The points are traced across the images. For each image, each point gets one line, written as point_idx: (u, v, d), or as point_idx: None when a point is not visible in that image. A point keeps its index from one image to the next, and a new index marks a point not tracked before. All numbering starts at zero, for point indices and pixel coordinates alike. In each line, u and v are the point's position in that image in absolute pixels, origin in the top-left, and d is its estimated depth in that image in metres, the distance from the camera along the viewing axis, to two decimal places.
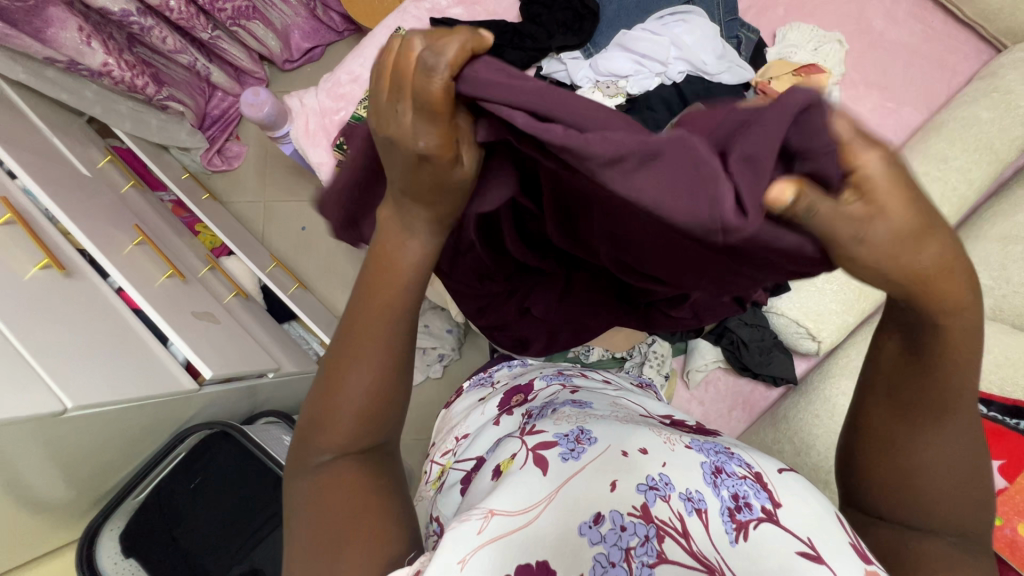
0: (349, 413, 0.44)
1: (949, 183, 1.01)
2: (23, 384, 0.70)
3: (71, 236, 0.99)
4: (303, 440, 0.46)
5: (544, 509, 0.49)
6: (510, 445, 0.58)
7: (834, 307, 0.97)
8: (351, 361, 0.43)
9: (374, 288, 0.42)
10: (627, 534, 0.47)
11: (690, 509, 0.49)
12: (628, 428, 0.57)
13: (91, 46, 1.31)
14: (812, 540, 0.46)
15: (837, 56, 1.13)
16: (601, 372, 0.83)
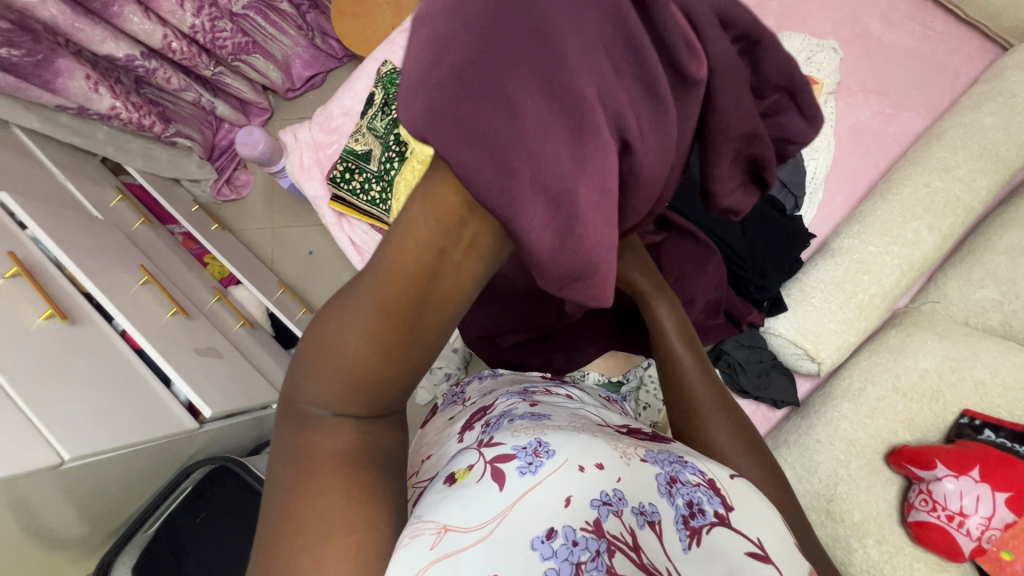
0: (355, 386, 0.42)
1: (953, 194, 0.97)
2: (25, 437, 0.73)
3: (77, 281, 1.03)
4: (305, 392, 0.44)
5: (496, 528, 0.45)
6: (467, 453, 0.54)
7: (833, 326, 0.95)
8: (358, 328, 0.39)
9: (395, 274, 0.36)
10: (578, 549, 0.44)
11: (642, 522, 0.47)
12: (586, 437, 0.53)
13: (99, 92, 1.37)
14: (761, 541, 0.48)
15: (832, 64, 1.10)
16: (568, 387, 0.87)
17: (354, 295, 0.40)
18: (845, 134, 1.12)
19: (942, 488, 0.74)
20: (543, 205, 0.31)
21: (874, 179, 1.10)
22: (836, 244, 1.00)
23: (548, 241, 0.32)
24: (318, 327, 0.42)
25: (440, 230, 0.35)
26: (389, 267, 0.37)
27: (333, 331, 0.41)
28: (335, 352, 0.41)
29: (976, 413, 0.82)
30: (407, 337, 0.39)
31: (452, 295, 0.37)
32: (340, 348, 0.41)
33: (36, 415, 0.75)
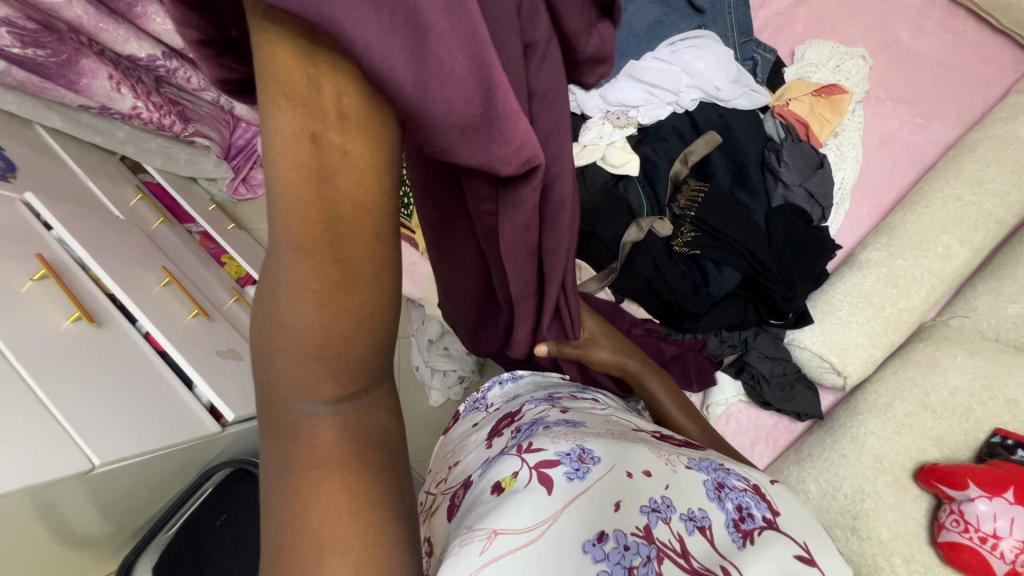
0: (306, 358, 0.34)
1: (985, 208, 0.95)
2: (56, 442, 0.73)
3: (101, 281, 1.03)
4: (271, 395, 0.37)
5: (547, 531, 0.45)
6: (509, 460, 0.53)
7: (861, 340, 0.94)
8: (281, 280, 0.32)
9: (296, 203, 0.30)
10: (631, 553, 0.45)
11: (691, 529, 0.48)
12: (629, 447, 0.55)
13: (121, 92, 1.37)
14: (807, 543, 0.50)
15: (861, 73, 1.09)
16: (593, 392, 0.88)
17: (269, 251, 0.33)
18: (873, 144, 1.10)
19: (974, 508, 0.73)
20: (373, 16, 0.25)
21: (901, 190, 1.08)
22: (864, 257, 0.99)
23: (404, 70, 0.26)
24: (261, 297, 0.34)
25: (308, 118, 0.28)
26: (282, 198, 0.30)
27: (266, 305, 0.34)
28: (267, 326, 0.34)
29: (1008, 433, 0.81)
30: (336, 270, 0.32)
31: (366, 203, 0.31)
32: (276, 317, 0.33)
33: (66, 418, 0.75)
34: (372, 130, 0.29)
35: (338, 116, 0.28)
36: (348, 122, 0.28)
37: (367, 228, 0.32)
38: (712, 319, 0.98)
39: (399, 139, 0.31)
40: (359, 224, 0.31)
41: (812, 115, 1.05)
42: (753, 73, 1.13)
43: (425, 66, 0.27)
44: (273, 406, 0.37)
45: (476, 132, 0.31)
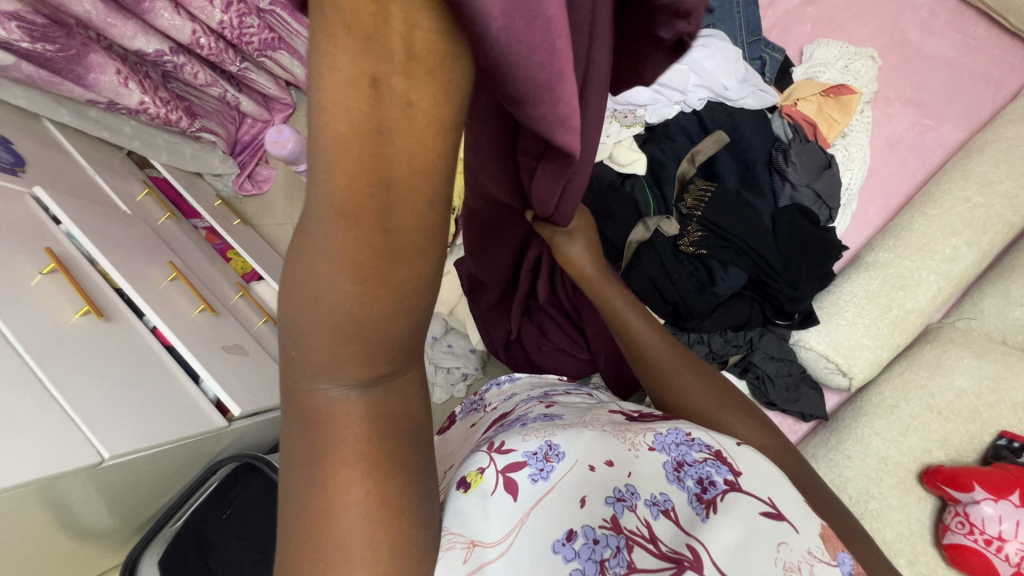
0: (343, 338, 0.32)
1: (993, 210, 0.95)
2: (67, 435, 0.73)
3: (109, 276, 1.03)
4: (301, 371, 0.35)
5: (516, 539, 0.47)
6: (478, 458, 0.55)
7: (867, 341, 0.94)
8: (323, 249, 0.29)
9: (347, 168, 0.26)
10: (600, 547, 0.46)
11: (656, 513, 0.49)
12: (593, 437, 0.55)
13: (129, 87, 1.38)
14: (772, 499, 0.50)
15: (869, 73, 1.08)
16: (582, 387, 0.88)
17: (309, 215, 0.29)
18: (881, 144, 1.10)
19: (979, 511, 0.73)
20: None
21: (909, 191, 1.08)
22: (871, 258, 0.99)
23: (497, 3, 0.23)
24: (296, 266, 0.31)
25: (373, 56, 0.24)
26: (333, 155, 0.26)
27: (303, 274, 0.31)
28: (303, 294, 0.32)
29: (1015, 435, 0.80)
30: (385, 246, 0.29)
31: (428, 168, 0.27)
32: (317, 292, 0.31)
33: (76, 411, 0.75)
34: (438, 80, 0.25)
35: (413, 59, 0.24)
36: (420, 68, 0.24)
37: (421, 197, 0.28)
38: (717, 319, 0.98)
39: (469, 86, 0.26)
40: (415, 192, 0.28)
41: (819, 115, 1.05)
42: (761, 72, 1.12)
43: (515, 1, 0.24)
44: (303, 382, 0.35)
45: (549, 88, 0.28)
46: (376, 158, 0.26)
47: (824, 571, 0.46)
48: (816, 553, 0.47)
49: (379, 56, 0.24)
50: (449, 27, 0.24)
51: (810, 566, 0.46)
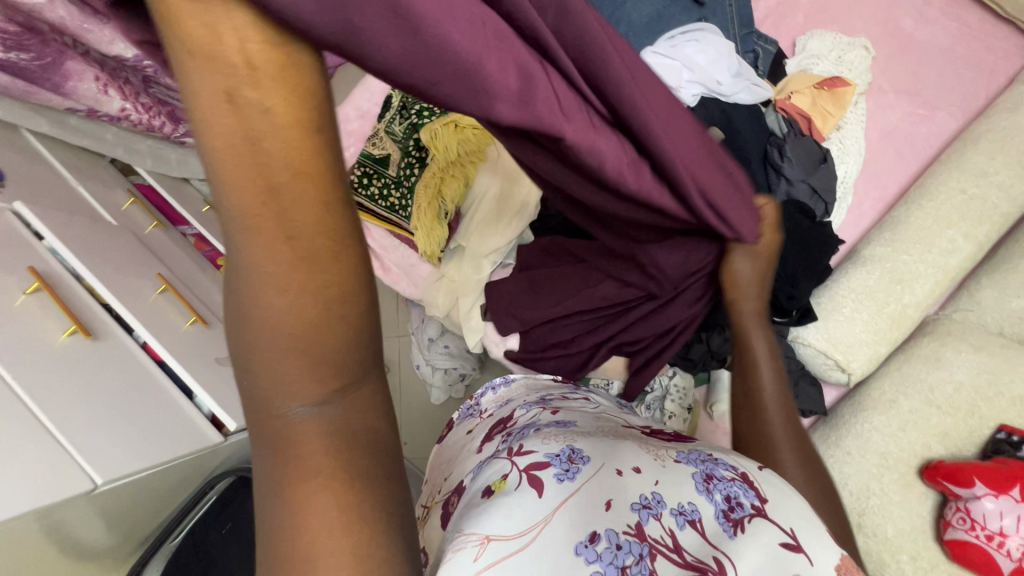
0: (286, 353, 0.32)
1: (989, 200, 0.94)
2: (59, 463, 0.71)
3: (96, 292, 1.01)
4: (258, 398, 0.34)
5: (538, 536, 0.47)
6: (500, 464, 0.55)
7: (864, 336, 0.94)
8: (247, 267, 0.30)
9: (241, 185, 0.27)
10: (622, 552, 0.45)
11: (682, 523, 0.48)
12: (617, 447, 0.57)
13: (109, 94, 1.34)
14: (795, 531, 0.48)
15: (863, 64, 1.07)
16: (586, 392, 0.87)
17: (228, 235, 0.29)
18: (875, 136, 1.09)
19: (980, 506, 0.73)
20: None
21: (905, 183, 1.07)
22: (867, 252, 0.98)
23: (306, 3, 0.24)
24: (230, 292, 0.32)
25: (219, 74, 0.24)
26: (226, 173, 0.27)
27: (238, 295, 0.31)
28: (239, 316, 0.32)
29: (1013, 429, 0.81)
30: (299, 256, 0.29)
31: (313, 173, 0.28)
32: (251, 310, 0.31)
33: (68, 438, 0.73)
34: (286, 88, 0.26)
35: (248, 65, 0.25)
36: (267, 75, 0.25)
37: (317, 201, 0.28)
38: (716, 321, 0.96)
39: (323, 76, 0.27)
40: (309, 198, 0.28)
41: (814, 108, 1.04)
42: (755, 65, 1.10)
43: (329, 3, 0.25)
44: (260, 408, 0.34)
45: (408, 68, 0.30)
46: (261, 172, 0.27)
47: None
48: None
49: (224, 73, 0.24)
50: (271, 36, 0.25)
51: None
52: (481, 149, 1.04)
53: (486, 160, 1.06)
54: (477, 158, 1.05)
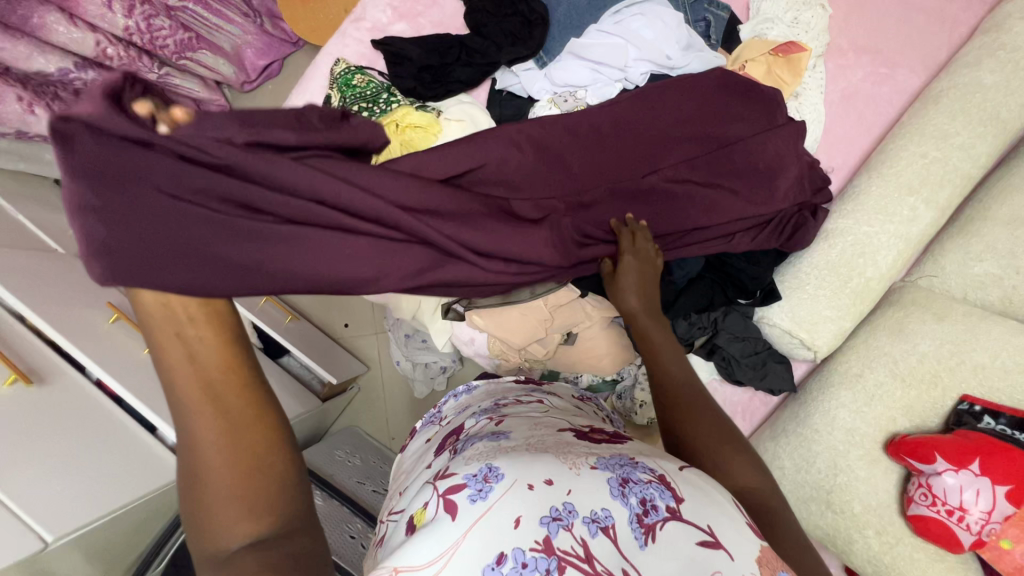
0: (228, 496, 0.45)
1: (950, 163, 0.92)
2: (3, 529, 0.69)
3: (41, 331, 0.98)
4: (205, 536, 0.44)
5: (449, 560, 0.49)
6: (423, 492, 0.59)
7: (828, 313, 0.92)
8: (195, 437, 0.46)
9: (190, 388, 0.46)
10: (528, 570, 0.48)
11: (594, 531, 0.51)
12: (534, 458, 0.57)
13: (36, 113, 1.27)
14: (712, 527, 0.52)
15: (820, 24, 1.02)
16: (539, 393, 0.91)
17: (184, 426, 0.46)
18: (836, 99, 1.05)
19: (941, 482, 0.73)
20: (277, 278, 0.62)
21: (867, 148, 1.04)
22: (830, 225, 0.95)
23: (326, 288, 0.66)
24: (184, 464, 0.46)
25: (180, 337, 0.49)
26: (186, 392, 0.46)
27: (190, 468, 0.46)
28: (189, 474, 0.46)
29: (976, 399, 0.81)
30: (229, 419, 0.46)
31: (237, 368, 0.48)
32: (199, 463, 0.45)
33: (17, 503, 0.72)
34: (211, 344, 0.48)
35: (187, 316, 0.50)
36: (197, 320, 0.50)
37: (240, 383, 0.48)
38: (677, 305, 0.94)
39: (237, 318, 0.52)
40: (233, 382, 0.48)
41: (769, 76, 0.99)
42: (707, 34, 1.04)
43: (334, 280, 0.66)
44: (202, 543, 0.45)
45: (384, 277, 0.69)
46: (207, 383, 0.47)
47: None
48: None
49: (182, 344, 0.48)
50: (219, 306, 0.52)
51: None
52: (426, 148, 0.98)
53: None
54: None
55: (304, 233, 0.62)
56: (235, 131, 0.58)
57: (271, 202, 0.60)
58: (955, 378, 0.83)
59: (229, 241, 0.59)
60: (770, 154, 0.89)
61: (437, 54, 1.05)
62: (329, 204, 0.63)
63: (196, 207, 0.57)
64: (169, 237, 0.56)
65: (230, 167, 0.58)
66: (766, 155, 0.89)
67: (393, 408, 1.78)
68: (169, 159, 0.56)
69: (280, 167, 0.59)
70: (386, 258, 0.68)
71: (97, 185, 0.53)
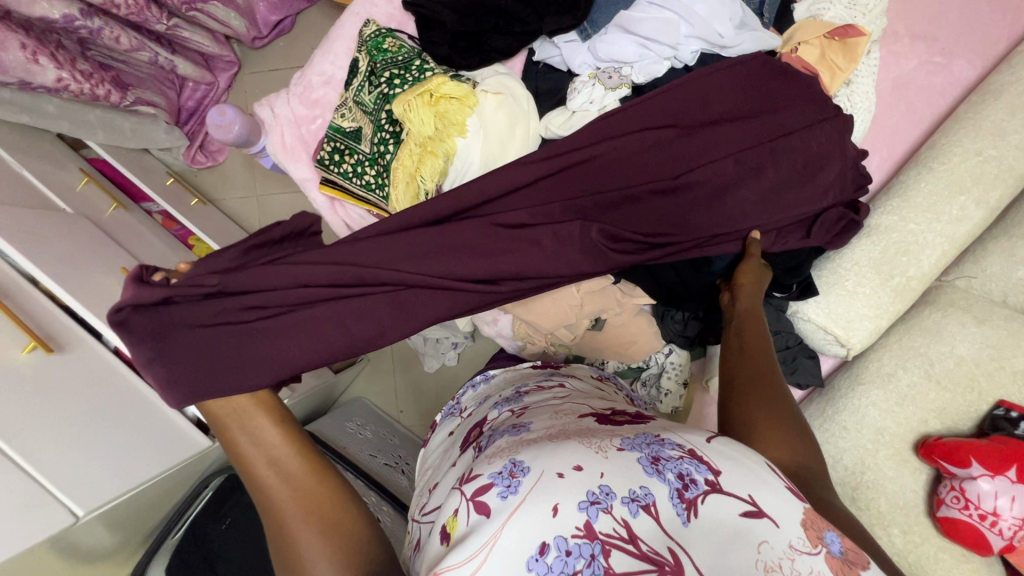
0: (312, 536, 0.51)
1: (1006, 162, 0.89)
2: (36, 503, 0.70)
3: (56, 295, 0.94)
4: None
5: (488, 557, 0.48)
6: (453, 498, 0.56)
7: (866, 311, 0.90)
8: (268, 498, 0.54)
9: (256, 459, 0.56)
10: (573, 558, 0.46)
11: (635, 511, 0.49)
12: (560, 446, 0.55)
13: (41, 62, 1.19)
14: (753, 496, 0.52)
15: (879, 6, 0.96)
16: (559, 377, 0.90)
17: (259, 496, 0.55)
18: (886, 88, 1.01)
19: (976, 487, 0.73)
20: (301, 350, 0.68)
21: (914, 141, 1.01)
22: (873, 222, 0.93)
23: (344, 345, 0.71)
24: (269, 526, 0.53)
25: (237, 426, 0.59)
26: (254, 465, 0.56)
27: (275, 526, 0.53)
28: (276, 531, 0.53)
29: (1013, 405, 0.80)
30: (291, 475, 0.56)
31: (290, 433, 0.59)
32: (277, 517, 0.53)
33: (46, 478, 0.72)
34: (262, 423, 0.60)
35: (241, 410, 0.61)
36: (246, 412, 0.60)
37: (295, 446, 0.58)
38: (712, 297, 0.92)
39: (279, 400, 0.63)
40: (288, 446, 0.58)
41: (822, 61, 0.94)
42: (760, 12, 0.99)
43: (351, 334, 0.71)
44: None
45: (398, 323, 0.74)
46: (272, 454, 0.57)
47: (807, 561, 0.48)
48: (798, 545, 0.50)
49: (239, 430, 0.59)
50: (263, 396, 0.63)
51: (792, 560, 0.48)
52: (461, 121, 0.93)
53: (466, 133, 0.94)
54: (457, 130, 0.93)
55: (320, 308, 0.70)
56: (222, 263, 0.69)
57: (281, 292, 0.70)
58: (985, 384, 0.83)
59: (258, 338, 0.67)
60: (810, 150, 0.86)
61: (473, 20, 0.98)
62: (319, 280, 0.71)
63: (220, 325, 0.67)
64: (216, 357, 0.65)
65: (227, 290, 0.68)
66: (808, 145, 0.86)
67: (403, 381, 1.77)
68: (181, 299, 0.66)
69: (264, 272, 0.69)
70: (396, 312, 0.74)
71: (146, 344, 0.63)
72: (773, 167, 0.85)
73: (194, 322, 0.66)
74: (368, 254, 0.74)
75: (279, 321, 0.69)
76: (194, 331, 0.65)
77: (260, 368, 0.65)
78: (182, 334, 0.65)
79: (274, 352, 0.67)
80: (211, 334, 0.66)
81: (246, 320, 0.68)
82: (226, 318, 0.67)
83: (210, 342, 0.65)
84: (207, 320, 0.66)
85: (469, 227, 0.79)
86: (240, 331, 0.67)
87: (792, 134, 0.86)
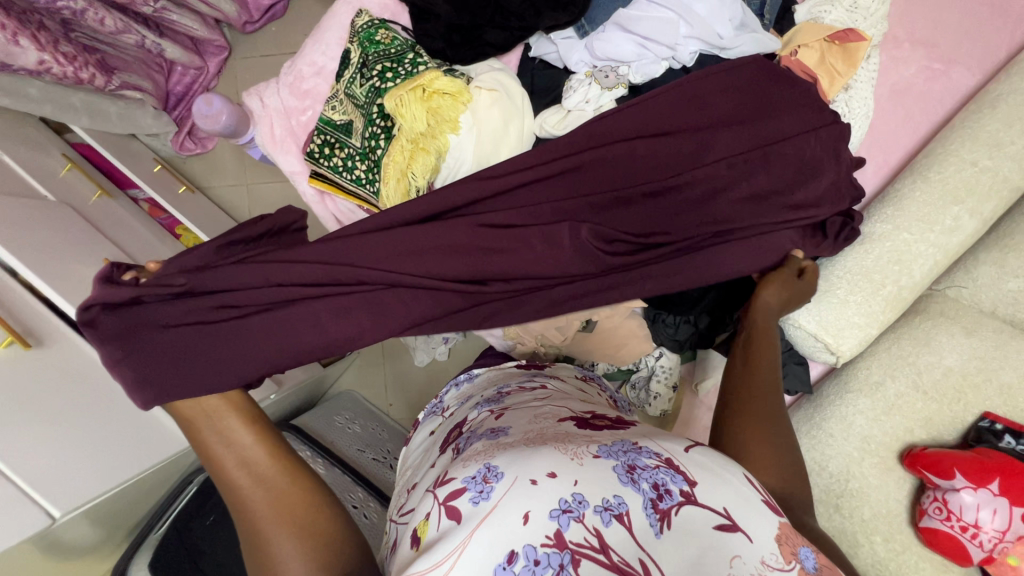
0: (286, 538, 0.52)
1: (1001, 173, 0.89)
2: (11, 505, 0.68)
3: (35, 287, 0.92)
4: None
5: (457, 561, 0.48)
6: (425, 502, 0.56)
7: (857, 320, 0.90)
8: (242, 500, 0.55)
9: (228, 461, 0.56)
10: (540, 567, 0.46)
11: (607, 520, 0.48)
12: (535, 451, 0.54)
13: (21, 44, 1.15)
14: (727, 510, 0.51)
15: (879, 11, 0.95)
16: (542, 377, 0.89)
17: (233, 498, 0.55)
18: (885, 94, 1.00)
19: (958, 499, 0.74)
20: (277, 352, 0.67)
21: (910, 148, 1.00)
22: (866, 230, 0.92)
23: (319, 347, 0.69)
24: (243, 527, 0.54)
25: (209, 427, 0.59)
26: (227, 466, 0.56)
27: (249, 527, 0.54)
28: (250, 532, 0.53)
29: (997, 417, 0.81)
30: (263, 476, 0.56)
31: (262, 434, 0.59)
32: (250, 520, 0.53)
33: (22, 479, 0.70)
34: (233, 423, 0.59)
35: (213, 411, 0.60)
36: (218, 412, 0.60)
37: (267, 446, 0.58)
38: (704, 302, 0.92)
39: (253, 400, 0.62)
40: (260, 447, 0.57)
41: (822, 65, 0.93)
42: (760, 13, 0.97)
43: (327, 336, 0.69)
44: None
45: (376, 324, 0.71)
46: (244, 455, 0.57)
47: None
48: (770, 561, 0.49)
49: (211, 431, 0.58)
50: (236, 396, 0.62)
51: None
52: (453, 118, 0.91)
53: (459, 130, 0.92)
54: (449, 127, 0.91)
55: (295, 308, 0.68)
56: (196, 262, 0.67)
57: (256, 292, 0.68)
58: (972, 395, 0.83)
59: (231, 339, 0.66)
60: (800, 156, 0.85)
61: (468, 12, 0.96)
62: (295, 280, 0.69)
63: (192, 325, 0.65)
64: (188, 357, 0.63)
65: (197, 290, 0.66)
66: (800, 150, 0.85)
67: (393, 375, 1.76)
68: (152, 299, 0.64)
69: (235, 271, 0.67)
70: (374, 313, 0.71)
71: (116, 344, 0.62)
72: (764, 170, 0.83)
73: (164, 322, 0.64)
74: (346, 253, 0.72)
75: (253, 321, 0.67)
76: (163, 330, 0.64)
77: (232, 370, 0.63)
78: (152, 334, 0.63)
79: (247, 354, 0.65)
80: (182, 333, 0.64)
81: (219, 320, 0.66)
82: (198, 318, 0.65)
83: (181, 342, 0.64)
84: (178, 320, 0.65)
85: (452, 226, 0.77)
86: (212, 331, 0.65)
87: (783, 139, 0.84)
